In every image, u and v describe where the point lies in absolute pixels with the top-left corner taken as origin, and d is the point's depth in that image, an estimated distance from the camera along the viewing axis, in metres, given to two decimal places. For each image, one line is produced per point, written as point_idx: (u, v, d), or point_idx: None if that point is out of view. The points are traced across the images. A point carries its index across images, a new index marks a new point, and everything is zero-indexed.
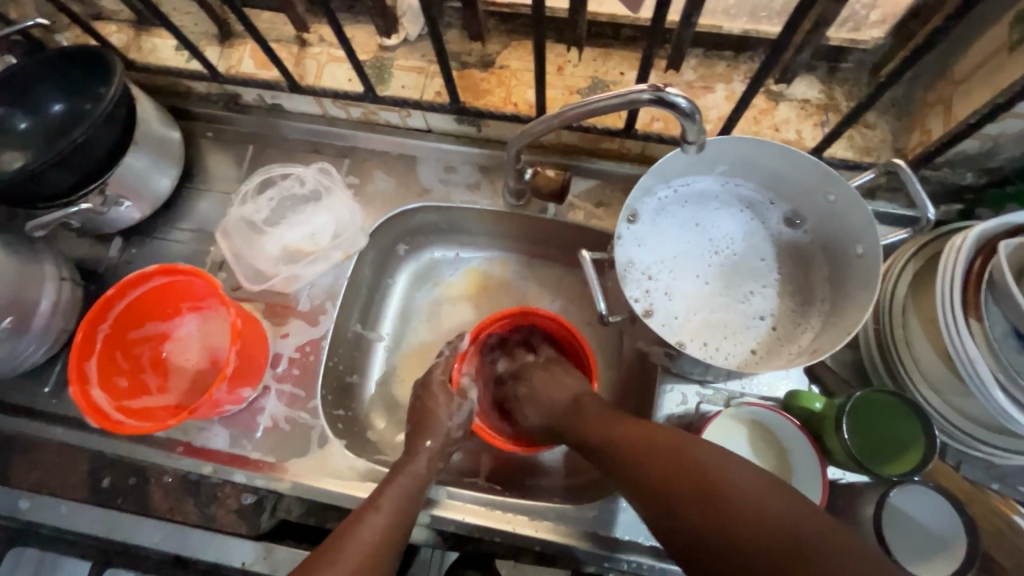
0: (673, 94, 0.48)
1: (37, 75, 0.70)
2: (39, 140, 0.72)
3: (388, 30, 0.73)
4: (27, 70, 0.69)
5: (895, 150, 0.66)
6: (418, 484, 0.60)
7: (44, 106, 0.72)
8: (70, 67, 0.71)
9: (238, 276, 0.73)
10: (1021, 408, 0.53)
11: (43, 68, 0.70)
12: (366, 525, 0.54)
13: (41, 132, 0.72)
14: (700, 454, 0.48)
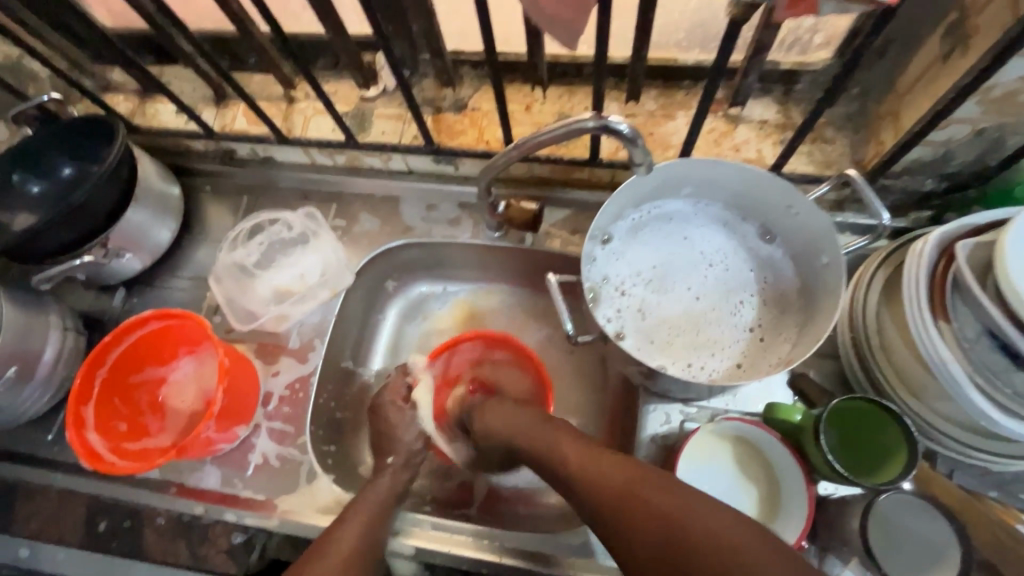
0: (615, 122, 0.52)
1: (49, 144, 0.77)
2: (49, 201, 0.78)
3: (366, 82, 0.78)
4: (40, 139, 0.76)
5: (855, 162, 0.68)
6: (392, 498, 0.63)
7: (55, 171, 0.78)
8: (78, 135, 0.77)
9: (230, 318, 0.76)
10: (998, 408, 0.52)
11: (55, 137, 0.77)
12: (345, 533, 0.58)
13: (52, 194, 0.78)
14: (681, 498, 0.46)
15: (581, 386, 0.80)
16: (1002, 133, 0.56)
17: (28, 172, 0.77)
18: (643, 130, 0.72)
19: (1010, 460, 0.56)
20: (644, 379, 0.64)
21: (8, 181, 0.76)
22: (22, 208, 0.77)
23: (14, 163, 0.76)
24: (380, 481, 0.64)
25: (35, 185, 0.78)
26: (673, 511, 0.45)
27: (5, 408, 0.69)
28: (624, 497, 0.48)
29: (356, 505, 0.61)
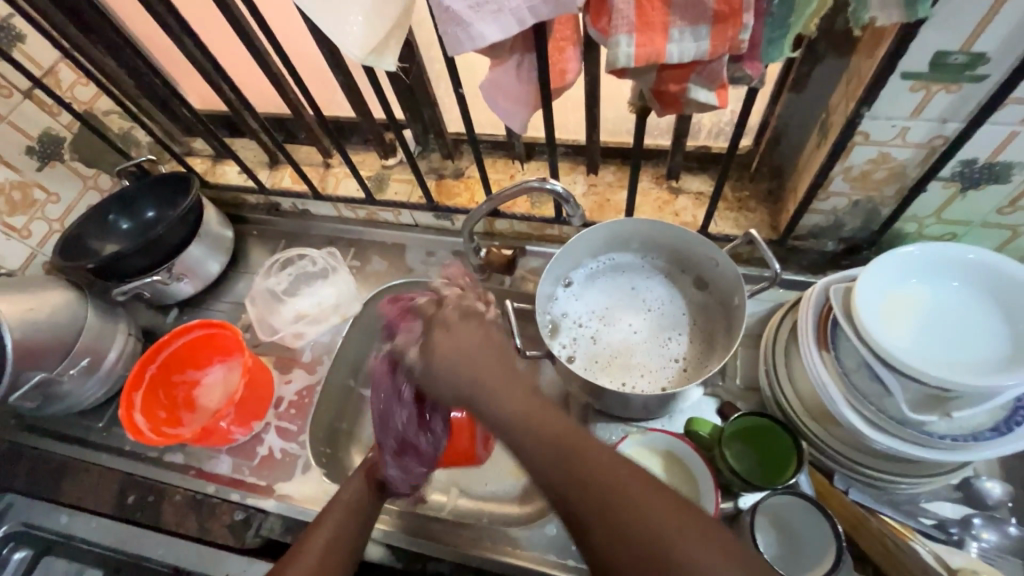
0: (552, 184, 0.73)
1: (140, 192, 0.99)
2: (133, 236, 0.99)
3: (387, 154, 0.99)
4: (134, 188, 0.98)
5: (771, 227, 0.82)
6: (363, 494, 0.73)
7: (141, 212, 1.00)
8: (162, 187, 0.99)
9: (258, 332, 0.93)
10: (869, 425, 0.63)
11: (145, 186, 0.99)
12: (321, 530, 0.69)
13: (136, 231, 1.00)
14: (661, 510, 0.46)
15: None
16: (873, 205, 0.71)
17: (121, 213, 0.99)
18: (601, 197, 0.89)
19: (892, 476, 0.66)
20: (588, 396, 0.76)
21: (105, 219, 0.98)
22: (111, 241, 0.98)
23: (111, 205, 0.98)
24: (343, 498, 0.72)
25: (124, 223, 0.99)
26: (624, 484, 0.47)
27: (71, 394, 0.85)
28: (570, 462, 0.49)
29: (324, 519, 0.70)
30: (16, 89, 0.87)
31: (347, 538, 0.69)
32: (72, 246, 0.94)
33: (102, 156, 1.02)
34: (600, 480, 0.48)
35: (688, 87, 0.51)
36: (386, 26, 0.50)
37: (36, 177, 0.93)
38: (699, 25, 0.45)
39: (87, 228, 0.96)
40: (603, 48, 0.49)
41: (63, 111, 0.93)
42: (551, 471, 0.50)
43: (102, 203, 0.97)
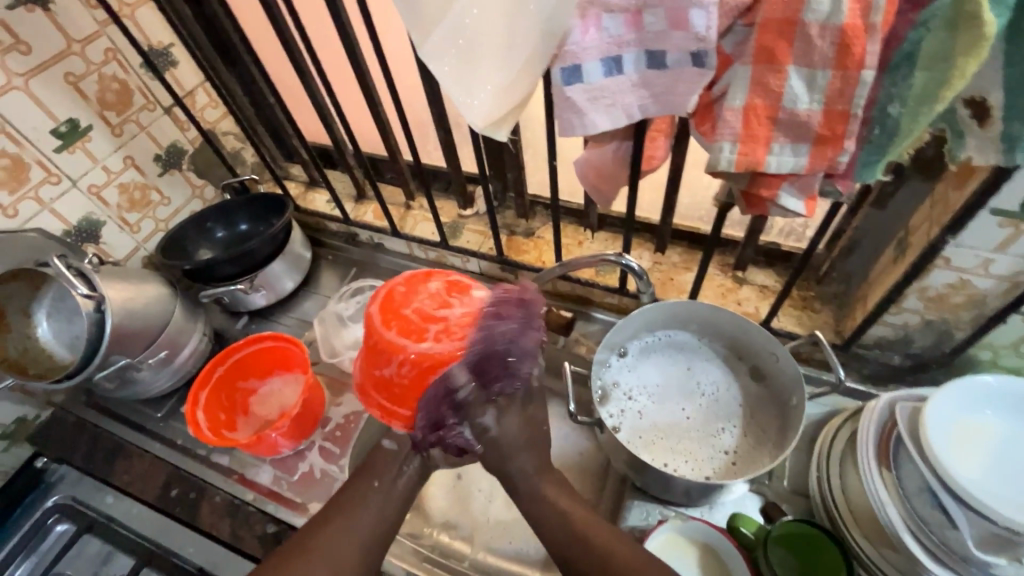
0: (626, 260, 0.75)
1: (240, 206, 1.08)
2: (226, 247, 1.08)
3: (466, 205, 1.06)
4: (236, 205, 1.08)
5: (836, 331, 0.83)
6: (386, 474, 0.66)
7: (236, 224, 1.09)
8: (259, 206, 1.08)
9: (319, 350, 0.98)
10: (932, 557, 0.60)
11: (246, 203, 1.08)
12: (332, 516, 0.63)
13: (229, 242, 1.08)
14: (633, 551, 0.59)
15: None
16: (947, 327, 0.70)
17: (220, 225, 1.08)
18: (665, 276, 0.92)
19: None
20: (631, 471, 0.76)
21: (204, 226, 1.07)
22: (206, 248, 1.07)
23: (212, 214, 1.07)
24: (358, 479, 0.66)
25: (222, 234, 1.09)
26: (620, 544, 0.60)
27: (144, 382, 0.91)
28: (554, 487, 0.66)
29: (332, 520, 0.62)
30: (159, 105, 0.99)
31: (356, 526, 0.62)
32: (173, 246, 1.02)
33: (212, 170, 1.13)
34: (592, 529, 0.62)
35: (780, 194, 0.54)
36: (508, 107, 0.55)
37: (156, 181, 1.03)
38: (800, 143, 0.49)
39: (188, 232, 1.05)
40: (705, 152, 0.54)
41: (191, 127, 1.05)
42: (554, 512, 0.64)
43: (205, 213, 1.06)
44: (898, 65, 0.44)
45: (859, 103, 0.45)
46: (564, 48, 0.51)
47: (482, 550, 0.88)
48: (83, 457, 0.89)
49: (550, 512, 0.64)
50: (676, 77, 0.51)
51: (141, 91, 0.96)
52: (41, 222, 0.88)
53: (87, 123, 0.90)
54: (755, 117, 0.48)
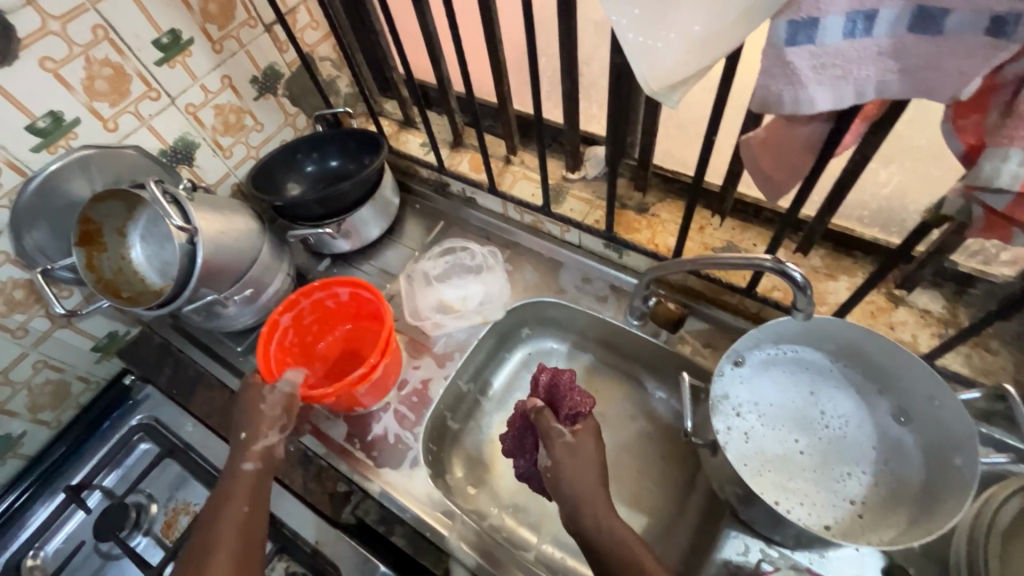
0: (791, 269, 0.59)
1: (331, 141, 1.02)
2: (313, 185, 1.02)
3: (574, 167, 0.94)
4: (327, 138, 1.01)
5: (1015, 379, 0.68)
6: (250, 493, 0.66)
7: (326, 160, 1.03)
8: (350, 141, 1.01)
9: (404, 308, 0.94)
10: None
11: (338, 137, 1.01)
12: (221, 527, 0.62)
13: (316, 178, 1.02)
14: None
15: (660, 487, 0.84)
16: None
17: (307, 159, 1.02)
18: None
19: None
20: (736, 501, 0.67)
21: (294, 158, 1.01)
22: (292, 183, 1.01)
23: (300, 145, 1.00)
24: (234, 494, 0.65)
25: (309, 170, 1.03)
26: None
27: (227, 317, 0.89)
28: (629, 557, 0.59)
29: (224, 507, 0.64)
30: (261, 22, 0.92)
31: (253, 532, 0.63)
32: (264, 178, 0.97)
33: (307, 98, 1.06)
34: None
35: None
36: (700, 64, 0.43)
37: (251, 105, 0.97)
38: None
39: (279, 164, 1.00)
40: (962, 178, 0.42)
41: (290, 49, 0.98)
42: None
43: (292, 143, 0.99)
44: None
45: None
46: None
47: (549, 543, 0.83)
48: (167, 380, 0.91)
49: (613, 543, 0.60)
50: (949, 46, 0.37)
51: (244, 5, 0.88)
52: (139, 139, 0.84)
53: (188, 36, 0.83)
54: None
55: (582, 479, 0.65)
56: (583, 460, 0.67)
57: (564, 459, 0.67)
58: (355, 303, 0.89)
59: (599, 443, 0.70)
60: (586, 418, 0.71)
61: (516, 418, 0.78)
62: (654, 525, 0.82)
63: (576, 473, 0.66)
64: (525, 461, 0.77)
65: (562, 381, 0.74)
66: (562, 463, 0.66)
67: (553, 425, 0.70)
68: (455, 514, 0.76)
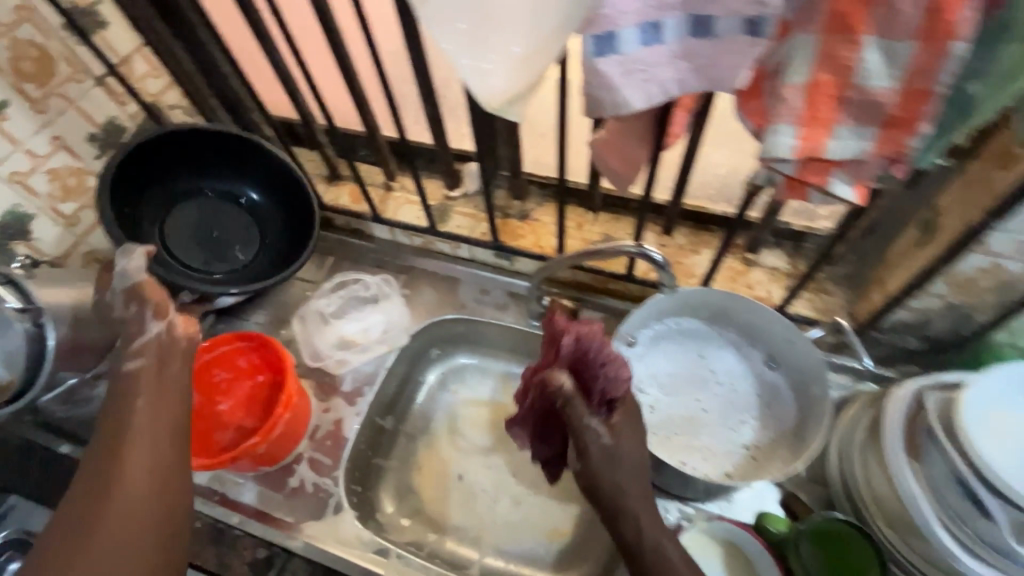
0: (650, 250, 0.68)
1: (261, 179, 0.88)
2: (194, 216, 0.86)
3: (453, 185, 0.97)
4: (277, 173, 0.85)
5: (849, 313, 0.80)
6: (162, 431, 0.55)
7: (244, 195, 0.89)
8: (275, 177, 0.87)
9: (302, 352, 0.91)
10: (964, 550, 0.59)
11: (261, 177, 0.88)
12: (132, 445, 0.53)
13: (217, 206, 0.87)
14: None
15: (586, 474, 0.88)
16: (968, 311, 0.68)
17: (177, 174, 0.85)
18: (672, 259, 0.87)
19: None
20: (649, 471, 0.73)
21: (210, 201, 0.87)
22: (149, 220, 0.81)
23: (164, 158, 0.82)
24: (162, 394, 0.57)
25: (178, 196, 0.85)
26: None
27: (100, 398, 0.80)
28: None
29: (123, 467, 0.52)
30: (90, 74, 0.85)
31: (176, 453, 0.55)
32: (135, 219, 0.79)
33: None
34: None
35: (831, 182, 0.48)
36: (525, 81, 0.47)
37: (93, 165, 0.89)
38: (867, 126, 0.43)
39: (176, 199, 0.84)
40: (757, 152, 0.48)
41: (130, 101, 0.91)
42: None
43: (151, 145, 0.78)
44: (989, 38, 0.39)
45: (943, 80, 0.39)
46: (597, 11, 0.42)
47: (490, 554, 0.84)
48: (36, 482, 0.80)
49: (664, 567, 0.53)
50: (724, 46, 0.44)
51: (66, 59, 0.81)
52: None
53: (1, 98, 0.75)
54: (818, 95, 0.42)
55: (632, 484, 0.55)
56: (625, 468, 0.55)
57: (601, 462, 0.55)
58: (263, 359, 0.83)
59: (638, 431, 0.58)
60: (623, 402, 0.57)
61: (529, 388, 0.65)
62: (585, 510, 0.86)
63: (623, 479, 0.55)
64: (546, 450, 0.66)
65: (591, 356, 0.59)
66: (602, 466, 0.55)
67: (586, 413, 0.57)
68: (388, 551, 0.74)
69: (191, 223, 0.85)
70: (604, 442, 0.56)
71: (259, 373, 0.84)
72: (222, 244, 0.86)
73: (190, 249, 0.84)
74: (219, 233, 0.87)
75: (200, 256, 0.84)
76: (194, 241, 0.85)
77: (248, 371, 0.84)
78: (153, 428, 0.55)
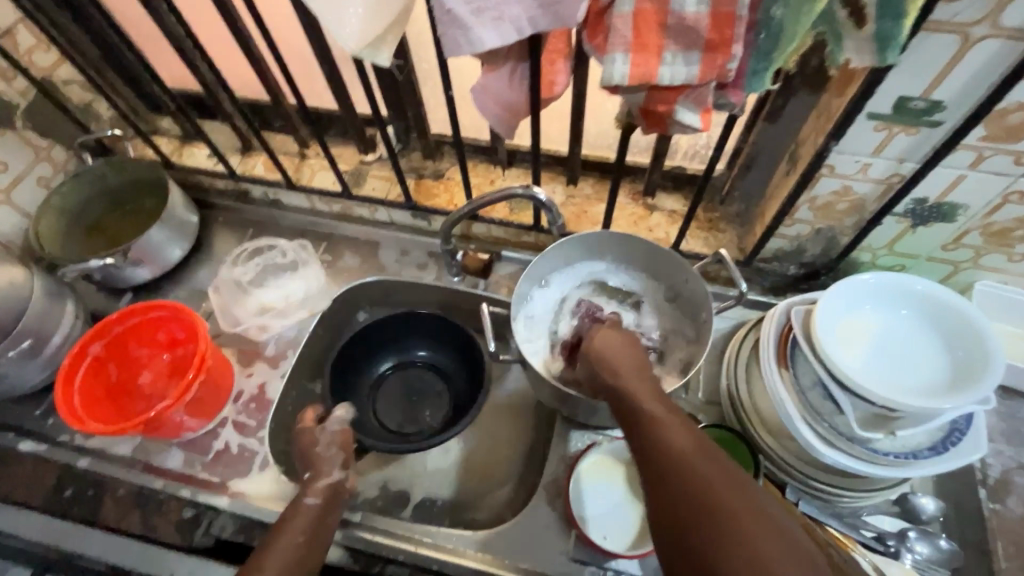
0: (537, 192, 0.74)
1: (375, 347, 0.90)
2: (401, 380, 0.91)
3: (366, 150, 0.98)
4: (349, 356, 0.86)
5: (739, 248, 0.86)
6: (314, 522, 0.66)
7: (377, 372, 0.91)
8: (431, 330, 0.90)
9: (220, 321, 0.91)
10: (824, 442, 0.66)
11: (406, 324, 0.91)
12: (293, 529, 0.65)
13: (402, 372, 0.91)
14: (705, 466, 0.48)
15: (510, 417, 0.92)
16: (833, 233, 0.75)
17: (384, 349, 0.91)
18: (579, 208, 0.91)
19: (847, 493, 0.70)
20: (558, 403, 0.78)
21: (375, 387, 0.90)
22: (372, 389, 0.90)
23: (374, 339, 0.89)
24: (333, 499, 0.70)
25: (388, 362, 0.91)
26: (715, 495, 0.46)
27: (9, 378, 0.79)
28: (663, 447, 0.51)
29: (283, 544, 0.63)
30: None
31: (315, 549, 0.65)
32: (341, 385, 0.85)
33: (58, 128, 0.96)
34: (699, 486, 0.47)
35: (677, 109, 0.52)
36: (386, 21, 0.49)
37: None
38: (691, 50, 0.47)
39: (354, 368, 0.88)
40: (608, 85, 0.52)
41: (18, 76, 0.88)
42: (663, 481, 0.49)
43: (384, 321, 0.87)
44: None
45: (743, 3, 0.44)
46: None
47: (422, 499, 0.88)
48: None
49: (650, 430, 0.53)
50: None
51: None
52: None
53: None
54: (644, 24, 0.46)
55: (624, 366, 0.60)
56: (609, 353, 0.63)
57: (609, 352, 0.63)
58: (175, 327, 0.82)
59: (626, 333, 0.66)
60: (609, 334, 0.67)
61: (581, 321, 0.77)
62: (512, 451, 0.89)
63: (614, 363, 0.61)
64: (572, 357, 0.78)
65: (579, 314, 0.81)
66: (603, 354, 0.63)
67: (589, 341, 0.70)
68: None
69: (399, 385, 0.91)
70: (605, 337, 0.65)
71: (178, 346, 0.83)
72: (414, 407, 0.89)
73: (391, 411, 0.89)
74: (415, 398, 0.90)
75: (395, 417, 0.88)
76: (397, 400, 0.90)
77: (162, 341, 0.83)
78: (314, 528, 0.66)
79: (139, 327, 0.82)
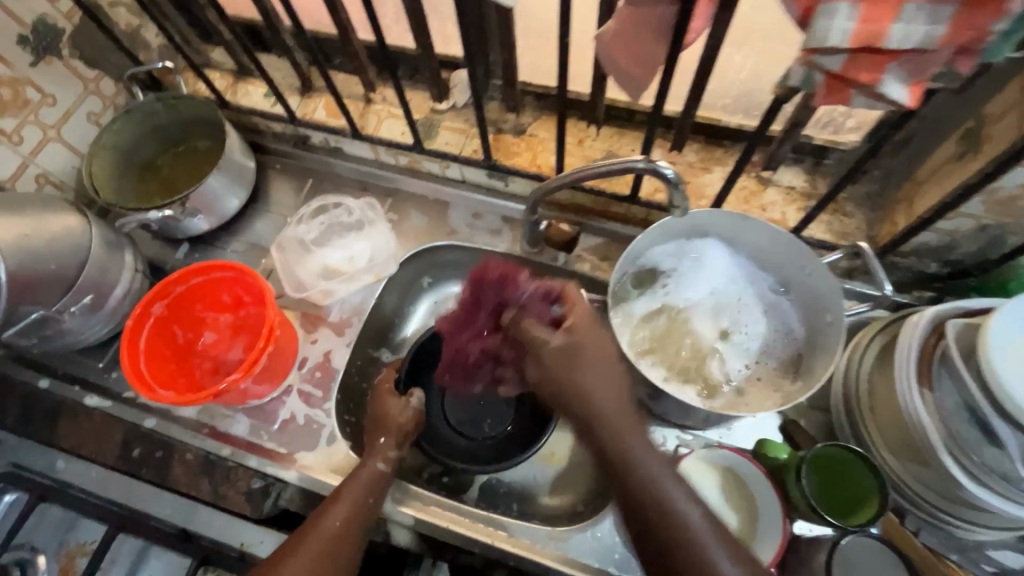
0: (662, 166, 0.61)
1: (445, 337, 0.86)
2: None
3: (440, 97, 0.87)
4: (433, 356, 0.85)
5: (868, 237, 0.74)
6: (373, 481, 0.68)
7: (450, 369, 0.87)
8: None
9: (284, 284, 0.85)
10: (967, 475, 0.58)
11: None
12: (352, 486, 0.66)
13: None
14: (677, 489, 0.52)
15: None
16: (1001, 233, 0.63)
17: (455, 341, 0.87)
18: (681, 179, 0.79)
19: (976, 530, 0.63)
20: (649, 399, 0.71)
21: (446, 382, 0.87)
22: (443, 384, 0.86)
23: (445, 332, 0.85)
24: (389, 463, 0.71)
25: None
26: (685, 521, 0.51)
27: (71, 332, 0.76)
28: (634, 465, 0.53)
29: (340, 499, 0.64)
30: None
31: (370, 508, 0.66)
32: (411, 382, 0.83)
33: (105, 56, 0.87)
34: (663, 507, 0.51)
35: (884, 80, 0.41)
36: None
37: (28, 74, 0.78)
38: None
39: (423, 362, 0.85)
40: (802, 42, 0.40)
41: None
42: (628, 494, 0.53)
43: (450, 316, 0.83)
44: None
45: None
46: None
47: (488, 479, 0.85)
48: (18, 418, 0.78)
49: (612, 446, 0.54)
50: None
51: None
52: None
53: None
54: None
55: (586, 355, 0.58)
56: (577, 353, 0.57)
57: (574, 347, 0.57)
58: (239, 290, 0.77)
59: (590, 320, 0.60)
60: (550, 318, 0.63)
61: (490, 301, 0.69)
62: None
63: (582, 367, 0.56)
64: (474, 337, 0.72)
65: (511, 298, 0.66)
66: (562, 348, 0.58)
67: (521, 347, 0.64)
68: None
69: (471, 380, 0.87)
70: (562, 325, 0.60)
71: (242, 307, 0.79)
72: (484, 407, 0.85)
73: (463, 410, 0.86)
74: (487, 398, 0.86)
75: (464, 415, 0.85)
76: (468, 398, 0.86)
77: (226, 303, 0.79)
78: (370, 486, 0.67)
79: (202, 287, 0.77)
